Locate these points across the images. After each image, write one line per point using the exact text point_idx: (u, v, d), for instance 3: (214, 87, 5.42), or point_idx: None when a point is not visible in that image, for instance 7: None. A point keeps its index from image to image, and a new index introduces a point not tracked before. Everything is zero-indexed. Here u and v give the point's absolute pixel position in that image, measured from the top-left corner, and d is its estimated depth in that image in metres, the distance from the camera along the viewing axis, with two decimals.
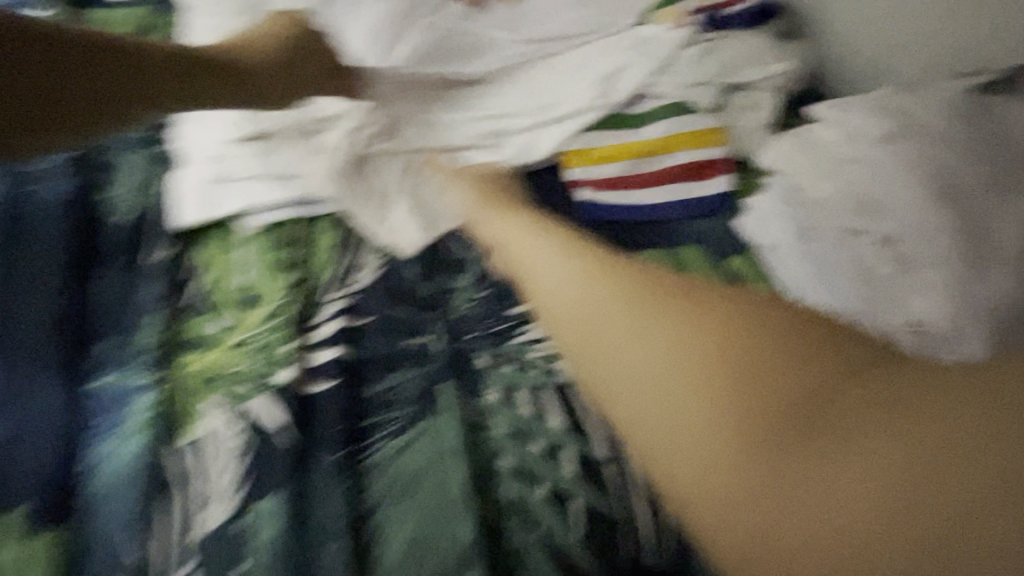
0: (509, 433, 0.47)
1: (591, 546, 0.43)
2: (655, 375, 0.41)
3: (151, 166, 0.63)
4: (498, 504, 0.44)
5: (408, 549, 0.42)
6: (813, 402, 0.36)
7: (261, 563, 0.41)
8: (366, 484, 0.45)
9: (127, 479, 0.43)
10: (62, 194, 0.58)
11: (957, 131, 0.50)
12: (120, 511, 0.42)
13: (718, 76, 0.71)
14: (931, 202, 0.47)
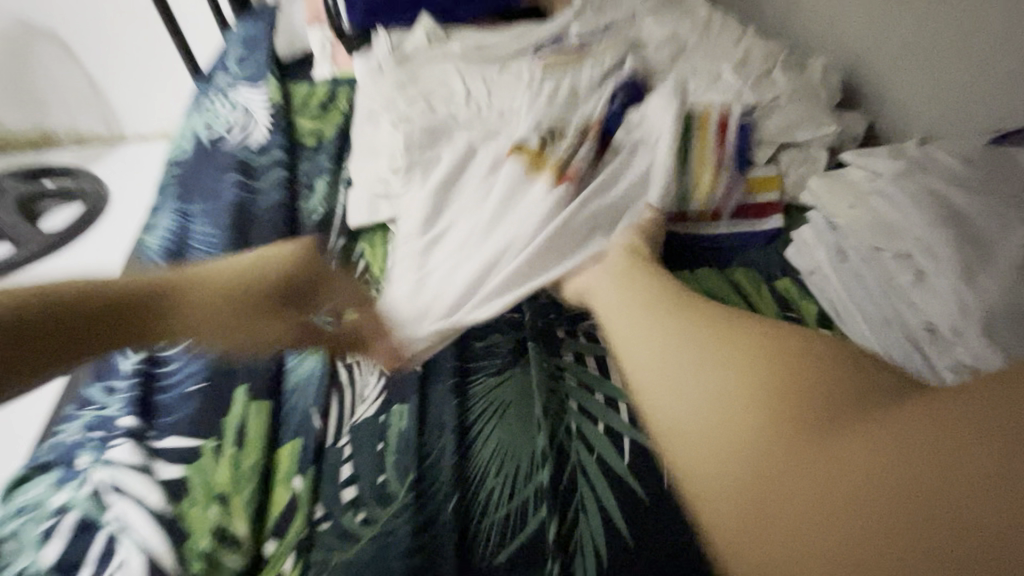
0: (578, 384, 0.61)
1: (635, 471, 0.54)
2: (705, 389, 0.38)
3: (337, 190, 0.92)
4: (566, 430, 0.57)
5: (495, 449, 0.55)
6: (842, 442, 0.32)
7: (392, 443, 0.56)
8: (470, 404, 0.60)
9: (312, 378, 0.61)
10: (279, 199, 0.87)
11: (963, 172, 0.60)
12: (307, 398, 0.60)
13: (773, 136, 0.86)
14: (932, 222, 0.57)
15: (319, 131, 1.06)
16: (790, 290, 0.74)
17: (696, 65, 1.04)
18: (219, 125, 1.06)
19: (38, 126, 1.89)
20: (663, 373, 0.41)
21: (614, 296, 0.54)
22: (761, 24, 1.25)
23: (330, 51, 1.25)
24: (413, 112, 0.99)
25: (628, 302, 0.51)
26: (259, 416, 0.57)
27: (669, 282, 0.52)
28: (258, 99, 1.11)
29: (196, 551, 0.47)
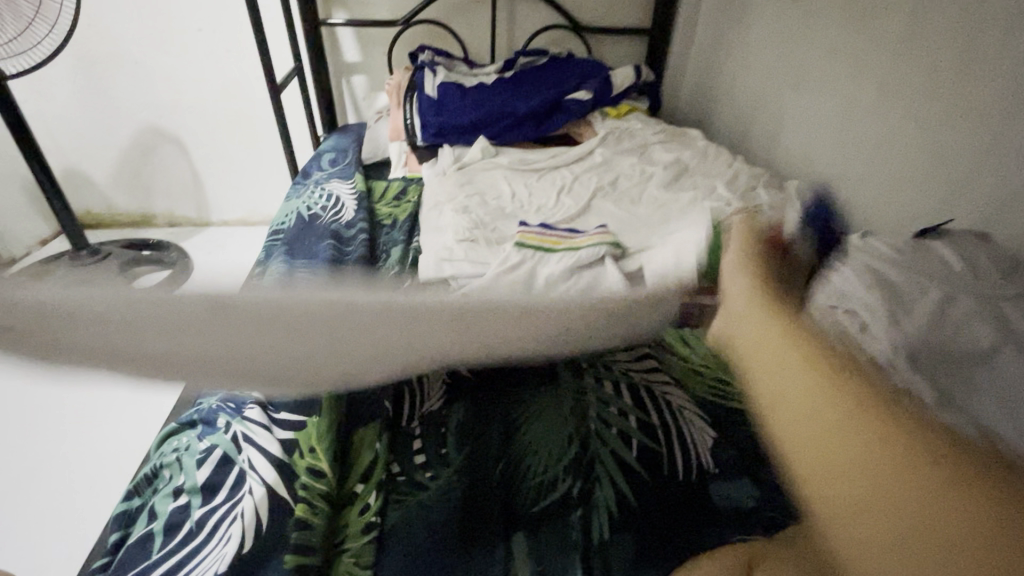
0: (597, 396, 0.73)
1: (643, 462, 0.67)
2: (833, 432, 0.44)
3: (408, 254, 1.17)
4: (587, 430, 0.69)
5: (530, 440, 0.68)
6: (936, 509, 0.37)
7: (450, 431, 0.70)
8: (511, 405, 0.73)
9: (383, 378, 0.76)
10: (363, 259, 1.11)
11: (892, 254, 0.81)
12: None
13: None
14: (868, 286, 0.76)
15: (394, 214, 1.34)
16: None
17: (694, 181, 1.32)
18: (315, 206, 1.33)
19: (144, 208, 2.26)
20: (825, 453, 0.44)
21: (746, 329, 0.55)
22: (749, 157, 1.56)
23: (404, 158, 1.58)
24: (471, 203, 1.26)
25: (764, 338, 0.53)
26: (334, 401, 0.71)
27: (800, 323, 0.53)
28: (347, 189, 1.41)
29: (299, 493, 0.61)
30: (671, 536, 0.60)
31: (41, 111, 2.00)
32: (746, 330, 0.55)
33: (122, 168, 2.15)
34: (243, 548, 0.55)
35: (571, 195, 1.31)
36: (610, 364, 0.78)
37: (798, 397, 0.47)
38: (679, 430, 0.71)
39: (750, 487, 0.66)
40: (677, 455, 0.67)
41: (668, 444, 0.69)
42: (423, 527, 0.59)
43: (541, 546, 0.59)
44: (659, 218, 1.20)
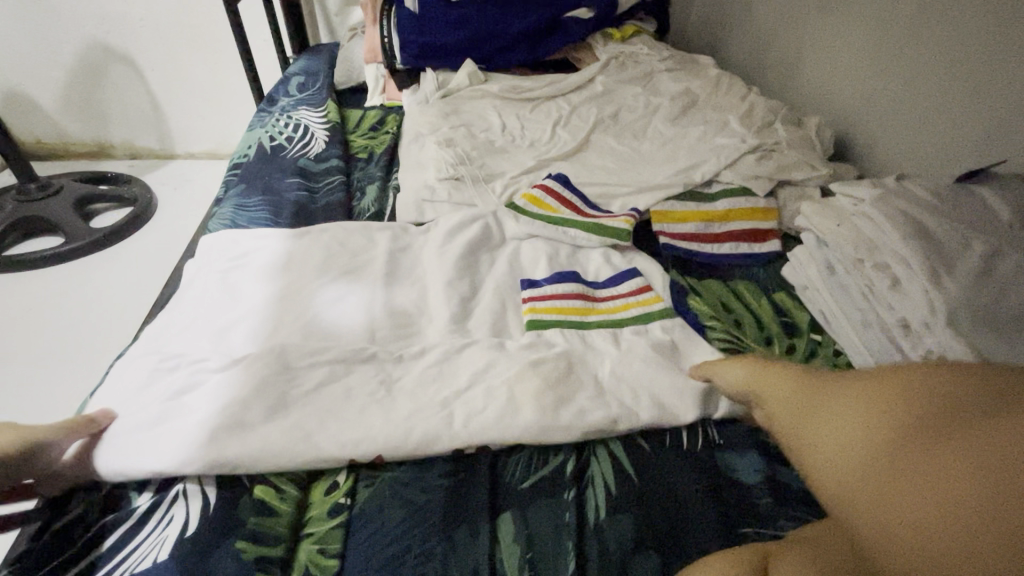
0: (606, 443, 0.60)
1: (644, 471, 0.57)
2: (877, 454, 0.44)
3: (387, 193, 1.05)
4: (586, 443, 0.60)
5: (539, 472, 0.57)
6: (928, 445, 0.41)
7: (438, 473, 0.56)
8: (507, 451, 0.58)
9: (274, 239, 0.84)
10: (326, 192, 1.02)
11: (929, 199, 0.72)
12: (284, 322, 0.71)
13: (773, 172, 0.99)
14: (903, 237, 0.67)
15: (369, 146, 1.19)
16: (785, 302, 0.83)
17: (704, 112, 1.21)
18: (280, 135, 1.17)
19: (99, 137, 2.08)
20: (854, 451, 0.45)
21: (829, 441, 0.48)
22: (763, 89, 1.42)
23: (381, 84, 1.40)
24: (455, 135, 1.12)
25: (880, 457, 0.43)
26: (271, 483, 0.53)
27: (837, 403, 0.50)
28: (316, 116, 1.24)
29: (257, 476, 0.53)
30: (673, 520, 0.54)
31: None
32: (839, 407, 0.49)
33: (62, 107, 1.99)
34: (186, 533, 0.49)
35: (562, 125, 1.20)
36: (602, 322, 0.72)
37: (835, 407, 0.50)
38: (689, 440, 0.61)
39: (777, 462, 0.59)
40: (688, 454, 0.59)
41: (692, 451, 0.60)
42: (399, 507, 0.52)
43: (531, 527, 0.52)
44: (663, 154, 1.09)
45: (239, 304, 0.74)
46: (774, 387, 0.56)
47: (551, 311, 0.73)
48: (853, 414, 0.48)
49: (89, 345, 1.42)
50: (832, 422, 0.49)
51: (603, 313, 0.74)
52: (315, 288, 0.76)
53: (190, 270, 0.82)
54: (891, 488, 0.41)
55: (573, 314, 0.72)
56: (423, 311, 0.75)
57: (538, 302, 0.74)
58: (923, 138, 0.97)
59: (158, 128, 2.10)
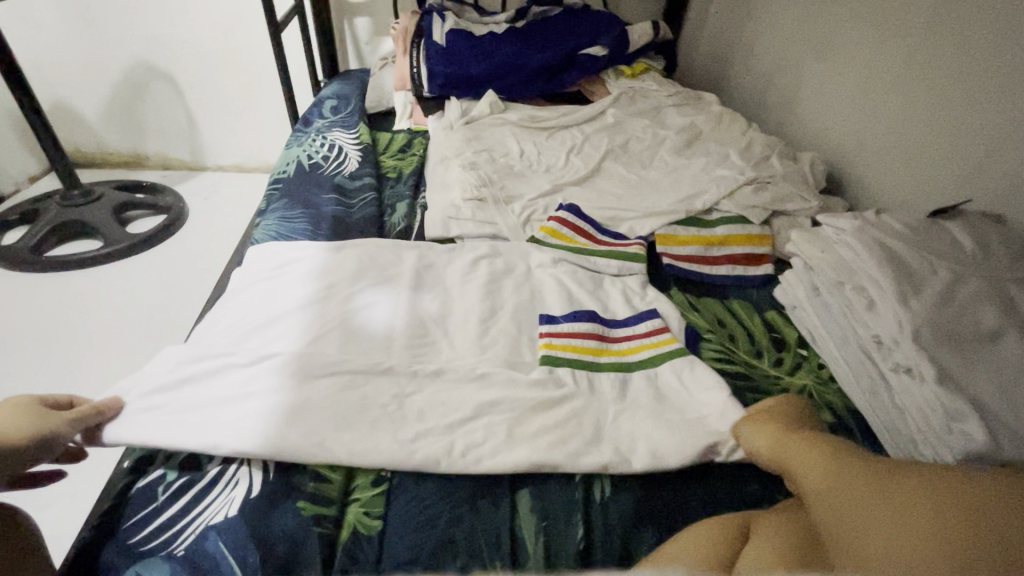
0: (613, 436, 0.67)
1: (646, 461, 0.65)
2: (884, 498, 0.47)
3: (414, 210, 1.15)
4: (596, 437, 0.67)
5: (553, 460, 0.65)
6: (924, 488, 0.47)
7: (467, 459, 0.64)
8: None
9: (316, 250, 0.94)
10: (360, 208, 1.11)
11: (902, 230, 0.81)
12: (328, 322, 0.80)
13: (767, 203, 1.08)
14: (877, 263, 0.76)
15: (398, 166, 1.30)
16: (776, 320, 0.91)
17: (707, 145, 1.31)
18: (317, 154, 1.28)
19: (136, 148, 2.21)
20: (858, 494, 0.49)
21: (839, 485, 0.51)
22: (762, 126, 1.53)
23: (409, 109, 1.52)
24: (478, 159, 1.23)
25: (880, 500, 0.48)
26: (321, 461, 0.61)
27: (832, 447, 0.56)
28: (350, 138, 1.35)
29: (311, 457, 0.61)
30: (671, 503, 0.61)
31: (36, 62, 1.98)
32: (841, 459, 0.54)
33: (105, 119, 2.12)
34: (252, 495, 0.57)
35: (576, 153, 1.30)
36: (614, 339, 0.81)
37: (837, 457, 0.54)
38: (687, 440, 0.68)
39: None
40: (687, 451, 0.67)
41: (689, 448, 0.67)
42: (432, 479, 0.61)
43: (546, 500, 0.60)
44: (668, 182, 1.19)
45: (283, 305, 0.83)
46: (803, 454, 0.57)
47: (565, 348, 0.77)
48: (853, 465, 0.52)
49: (126, 342, 1.51)
50: (835, 469, 0.53)
51: (617, 356, 0.78)
52: (354, 294, 0.85)
53: (237, 277, 0.92)
54: (894, 523, 0.45)
55: (586, 354, 0.77)
56: (450, 318, 0.84)
57: (555, 336, 0.79)
58: (905, 176, 1.07)
59: (192, 142, 2.23)
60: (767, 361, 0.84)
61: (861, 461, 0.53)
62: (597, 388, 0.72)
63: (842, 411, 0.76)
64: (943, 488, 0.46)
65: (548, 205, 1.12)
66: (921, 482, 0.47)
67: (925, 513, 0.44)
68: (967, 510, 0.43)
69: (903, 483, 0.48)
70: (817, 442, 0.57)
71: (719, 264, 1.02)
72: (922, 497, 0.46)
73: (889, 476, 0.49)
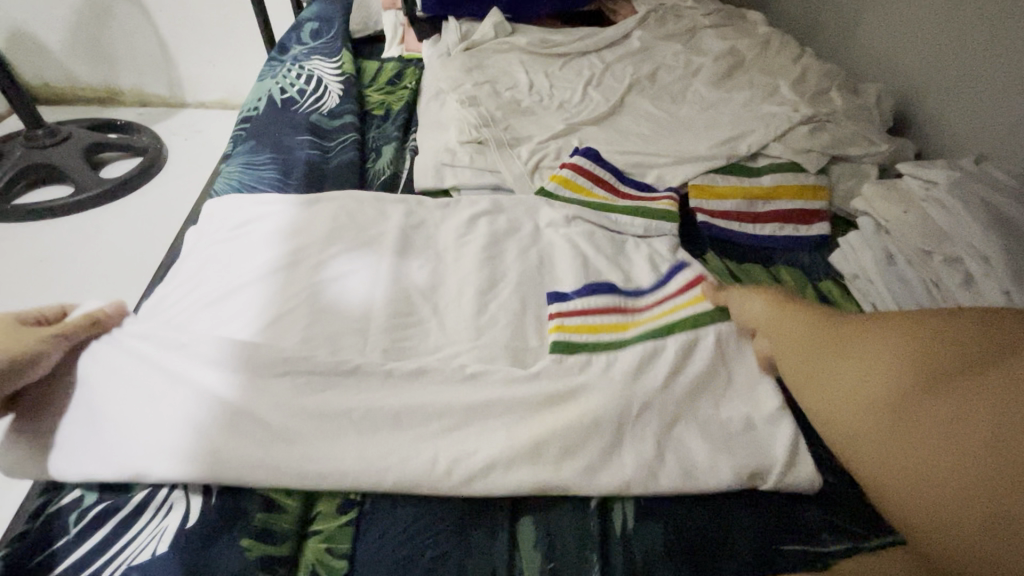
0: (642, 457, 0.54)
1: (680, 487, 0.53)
2: (889, 408, 0.46)
3: (403, 154, 0.98)
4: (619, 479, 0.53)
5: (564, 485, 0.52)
6: (936, 398, 0.44)
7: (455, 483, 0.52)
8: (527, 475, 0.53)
9: (281, 206, 0.78)
10: (339, 153, 0.94)
11: (1016, 186, 0.63)
12: (291, 297, 0.66)
13: (827, 146, 0.89)
14: (984, 230, 0.60)
15: (386, 102, 1.11)
16: (832, 292, 0.75)
17: (752, 74, 1.10)
18: (291, 86, 1.09)
19: (108, 82, 2.00)
20: (863, 406, 0.47)
21: (844, 394, 0.49)
22: (814, 51, 1.30)
23: (400, 32, 1.30)
24: (479, 93, 1.04)
25: (887, 415, 0.46)
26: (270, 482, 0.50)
27: (842, 341, 0.52)
28: (330, 66, 1.15)
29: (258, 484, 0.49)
30: (714, 541, 0.49)
31: None
32: (848, 362, 0.50)
33: (69, 49, 1.91)
34: (188, 524, 0.46)
35: (594, 84, 1.10)
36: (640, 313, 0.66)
37: (843, 358, 0.50)
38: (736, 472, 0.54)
39: (821, 472, 0.55)
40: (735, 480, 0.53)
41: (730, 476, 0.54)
42: (412, 505, 0.49)
43: (554, 531, 0.49)
44: (704, 121, 1.00)
45: (239, 276, 0.69)
46: (807, 353, 0.53)
47: (580, 328, 0.63)
48: (862, 366, 0.49)
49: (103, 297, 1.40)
50: (839, 376, 0.50)
51: (650, 323, 0.62)
52: (326, 262, 0.71)
53: (190, 238, 0.77)
54: (897, 441, 0.44)
55: (608, 332, 0.62)
56: (441, 291, 0.70)
57: (569, 315, 0.64)
58: (996, 112, 0.87)
59: (168, 74, 2.02)
60: None
61: (873, 360, 0.48)
62: (618, 365, 0.56)
63: None
64: (958, 397, 0.43)
65: (560, 149, 0.94)
66: (934, 389, 0.44)
67: (935, 433, 0.42)
68: (979, 423, 0.41)
69: (912, 392, 0.45)
70: (824, 339, 0.53)
71: (764, 223, 0.85)
72: (930, 412, 0.43)
73: (898, 384, 0.46)
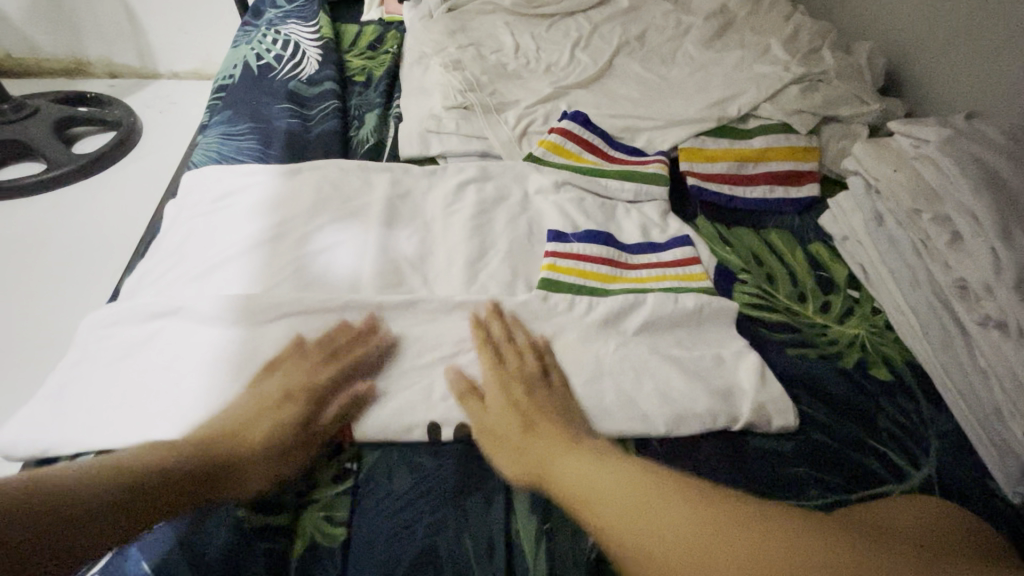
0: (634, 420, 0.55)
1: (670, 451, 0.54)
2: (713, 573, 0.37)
3: (387, 121, 0.95)
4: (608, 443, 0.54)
5: None
6: (758, 566, 0.36)
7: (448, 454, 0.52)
8: None
9: (263, 177, 0.76)
10: (321, 121, 0.91)
11: (1006, 142, 0.63)
12: (279, 270, 0.65)
13: (818, 107, 0.88)
14: (974, 187, 0.59)
15: (368, 67, 1.07)
16: (821, 254, 0.76)
17: (743, 33, 1.07)
18: (267, 52, 1.05)
19: (75, 52, 1.91)
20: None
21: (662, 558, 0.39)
22: (806, 9, 1.27)
23: None
24: (463, 56, 1.00)
25: None
26: None
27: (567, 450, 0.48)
28: (307, 30, 1.10)
29: None
30: None
31: None
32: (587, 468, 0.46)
33: (31, 17, 1.81)
34: None
35: (582, 46, 1.07)
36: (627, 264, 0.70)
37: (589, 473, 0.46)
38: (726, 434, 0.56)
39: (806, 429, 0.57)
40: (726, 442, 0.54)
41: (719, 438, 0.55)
42: (408, 473, 0.51)
43: (549, 495, 0.50)
44: (695, 83, 0.97)
45: (224, 250, 0.67)
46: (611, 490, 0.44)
47: (571, 273, 0.66)
48: (600, 477, 0.45)
49: (83, 276, 1.36)
50: (601, 501, 0.44)
51: (630, 283, 0.67)
52: (312, 234, 0.69)
53: (170, 212, 0.75)
54: None
55: (596, 281, 0.66)
56: (429, 261, 0.69)
57: (562, 257, 0.67)
58: (986, 66, 0.85)
59: (138, 44, 1.93)
60: (811, 304, 0.69)
61: (602, 470, 0.46)
62: (606, 334, 0.60)
63: (900, 367, 0.63)
64: (731, 534, 0.39)
65: (549, 114, 0.92)
66: (676, 515, 0.40)
67: None
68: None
69: (661, 513, 0.41)
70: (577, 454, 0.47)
71: (754, 186, 0.84)
72: (743, 563, 0.37)
73: (641, 500, 0.42)
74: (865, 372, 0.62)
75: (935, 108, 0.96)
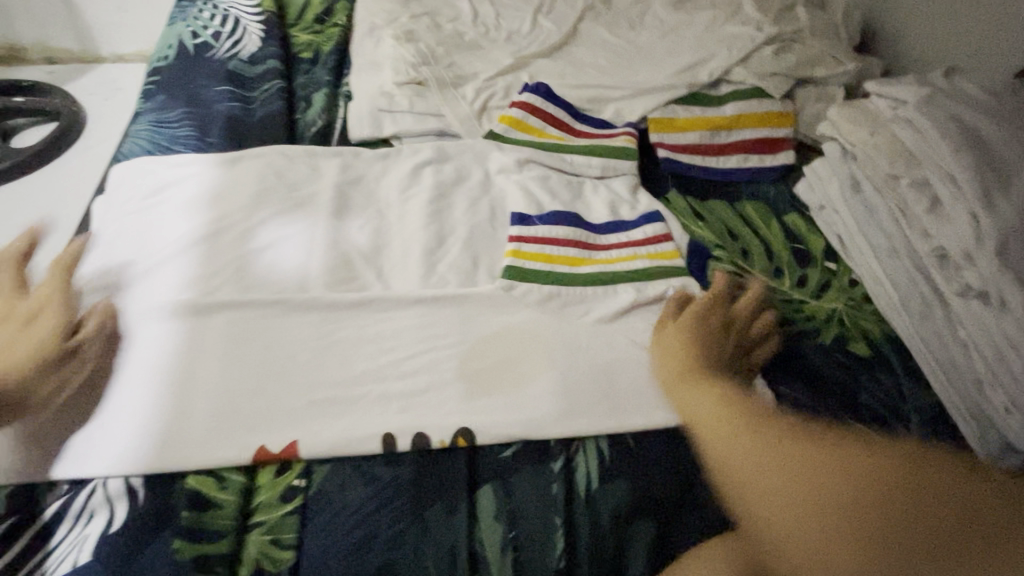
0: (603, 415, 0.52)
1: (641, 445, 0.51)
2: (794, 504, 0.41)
3: (337, 101, 0.88)
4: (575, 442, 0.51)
5: (522, 450, 0.50)
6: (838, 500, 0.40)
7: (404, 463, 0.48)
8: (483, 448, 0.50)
9: (197, 168, 0.70)
10: (263, 104, 0.84)
11: (986, 99, 0.60)
12: (219, 271, 0.60)
13: (792, 68, 0.84)
14: (955, 148, 0.56)
15: (315, 42, 1.00)
16: (798, 225, 0.72)
17: None
18: (203, 28, 0.96)
19: None
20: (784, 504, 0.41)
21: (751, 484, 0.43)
22: None
23: None
24: (416, 26, 0.93)
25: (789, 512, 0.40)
26: (205, 483, 0.46)
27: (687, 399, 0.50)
28: (246, 3, 1.01)
29: (189, 487, 0.46)
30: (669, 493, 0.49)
31: None
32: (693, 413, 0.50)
33: None
34: (112, 529, 0.44)
35: (544, 10, 1.00)
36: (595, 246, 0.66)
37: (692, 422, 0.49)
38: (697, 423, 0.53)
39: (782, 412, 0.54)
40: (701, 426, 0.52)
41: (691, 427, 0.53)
42: (362, 485, 0.47)
43: (514, 500, 0.47)
44: (663, 47, 0.92)
45: (158, 250, 0.62)
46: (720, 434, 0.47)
47: (536, 258, 0.62)
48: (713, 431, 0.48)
49: None
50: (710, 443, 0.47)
51: (598, 266, 0.63)
52: (255, 228, 0.64)
53: (98, 211, 0.68)
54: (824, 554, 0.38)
55: (561, 265, 0.62)
56: (384, 252, 0.65)
57: (526, 242, 0.63)
58: (965, 19, 0.81)
59: None
60: (787, 278, 0.66)
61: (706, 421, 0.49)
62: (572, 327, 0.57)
63: (880, 342, 0.60)
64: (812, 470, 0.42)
65: (510, 87, 0.86)
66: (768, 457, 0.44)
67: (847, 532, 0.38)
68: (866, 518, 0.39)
69: (747, 459, 0.45)
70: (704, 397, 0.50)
71: (727, 155, 0.80)
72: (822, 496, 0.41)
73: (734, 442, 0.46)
74: (842, 348, 0.60)
75: (912, 65, 0.92)
